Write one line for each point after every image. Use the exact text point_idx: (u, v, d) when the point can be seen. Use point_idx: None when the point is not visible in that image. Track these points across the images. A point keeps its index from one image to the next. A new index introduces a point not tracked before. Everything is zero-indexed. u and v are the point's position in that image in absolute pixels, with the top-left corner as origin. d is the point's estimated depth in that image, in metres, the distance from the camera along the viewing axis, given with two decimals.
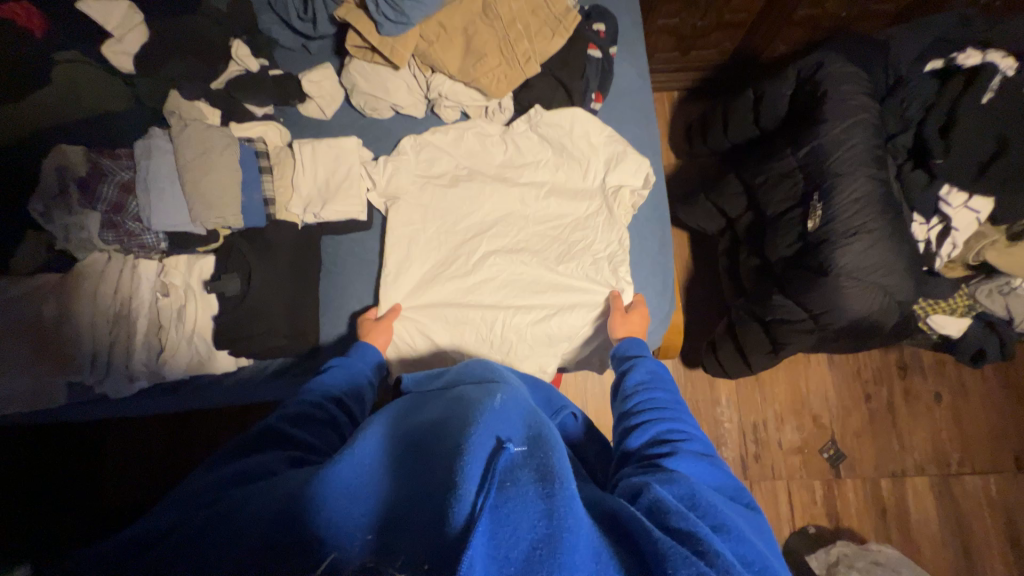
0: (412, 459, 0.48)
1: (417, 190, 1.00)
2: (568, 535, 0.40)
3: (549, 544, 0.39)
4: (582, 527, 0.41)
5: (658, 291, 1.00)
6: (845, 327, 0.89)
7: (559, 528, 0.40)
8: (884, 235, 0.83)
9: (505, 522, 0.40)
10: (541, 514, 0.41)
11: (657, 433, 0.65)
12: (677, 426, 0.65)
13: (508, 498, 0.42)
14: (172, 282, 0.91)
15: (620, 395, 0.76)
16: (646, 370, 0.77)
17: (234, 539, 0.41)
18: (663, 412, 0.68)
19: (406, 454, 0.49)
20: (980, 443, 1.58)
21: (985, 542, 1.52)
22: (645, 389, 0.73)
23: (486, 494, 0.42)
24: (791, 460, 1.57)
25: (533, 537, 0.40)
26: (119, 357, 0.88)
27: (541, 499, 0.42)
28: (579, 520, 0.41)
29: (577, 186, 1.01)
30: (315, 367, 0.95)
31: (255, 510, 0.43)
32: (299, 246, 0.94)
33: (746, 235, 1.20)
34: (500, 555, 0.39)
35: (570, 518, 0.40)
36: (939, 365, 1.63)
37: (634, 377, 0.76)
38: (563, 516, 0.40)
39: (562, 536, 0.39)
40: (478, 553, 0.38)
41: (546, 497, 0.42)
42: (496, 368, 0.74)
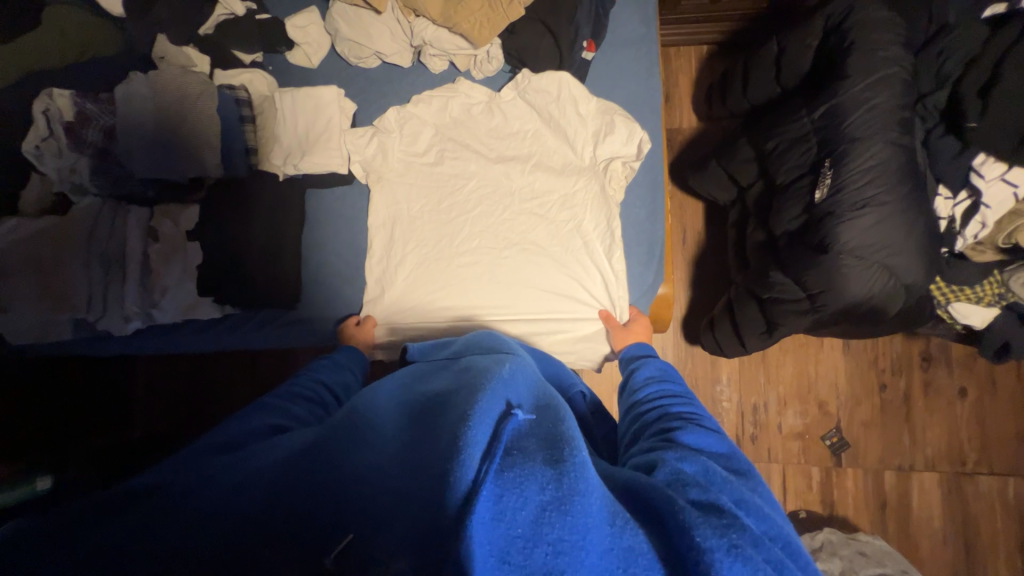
0: (420, 426, 0.47)
1: (403, 170, 0.98)
2: (580, 498, 0.37)
3: (560, 506, 0.36)
4: (596, 490, 0.39)
5: (642, 262, 0.94)
6: (844, 310, 0.82)
7: (570, 491, 0.37)
8: (897, 209, 0.74)
9: (512, 486, 0.37)
10: (549, 478, 0.39)
11: (665, 412, 0.64)
12: (691, 409, 0.64)
13: (514, 463, 0.40)
14: (162, 228, 0.92)
15: (627, 391, 0.75)
16: (656, 367, 0.77)
17: (239, 500, 0.41)
18: (675, 398, 0.67)
19: (415, 423, 0.48)
20: (1003, 444, 1.47)
21: (993, 544, 1.45)
22: (656, 382, 0.73)
23: (491, 460, 0.39)
24: (790, 445, 1.52)
25: (542, 499, 0.37)
26: (114, 298, 0.93)
27: (551, 464, 0.40)
28: (593, 483, 0.39)
29: (567, 159, 0.95)
30: (300, 317, 0.98)
31: (259, 478, 0.43)
32: (277, 200, 0.95)
33: (756, 207, 1.10)
34: (505, 520, 0.35)
35: (582, 482, 0.38)
36: (969, 359, 1.50)
37: (643, 373, 0.76)
38: (574, 478, 0.39)
39: (575, 498, 0.37)
40: (480, 520, 0.35)
41: (554, 462, 0.40)
42: (508, 342, 0.73)
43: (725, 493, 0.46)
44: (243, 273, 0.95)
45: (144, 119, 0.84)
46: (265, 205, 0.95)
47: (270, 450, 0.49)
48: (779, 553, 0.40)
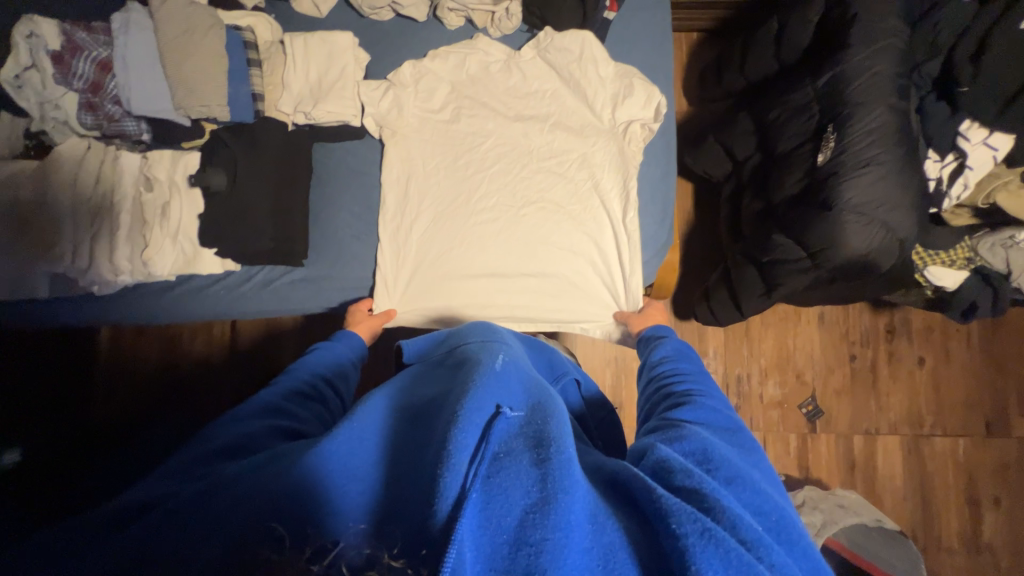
0: (412, 432, 0.47)
1: (418, 126, 0.97)
2: (563, 497, 0.38)
3: (543, 508, 0.37)
4: (579, 489, 0.40)
5: (657, 220, 0.97)
6: (841, 267, 0.88)
7: (553, 491, 0.38)
8: (893, 168, 0.81)
9: (497, 492, 0.39)
10: (534, 481, 0.39)
11: (671, 395, 0.66)
12: (696, 388, 0.65)
13: (502, 467, 0.40)
14: (155, 176, 0.88)
15: (645, 371, 0.77)
16: (671, 349, 0.78)
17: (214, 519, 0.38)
18: (685, 379, 0.69)
19: (411, 428, 0.48)
20: (955, 408, 1.60)
21: (945, 498, 1.58)
22: (669, 364, 0.74)
23: (478, 463, 0.40)
24: (770, 413, 1.60)
25: (526, 503, 0.38)
26: (99, 248, 0.85)
27: (536, 466, 0.41)
28: (576, 482, 0.40)
29: (586, 120, 0.97)
30: (318, 275, 0.97)
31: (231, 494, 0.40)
32: (289, 146, 0.91)
33: (752, 180, 1.13)
34: (491, 525, 0.37)
35: (566, 482, 0.39)
36: (926, 331, 1.62)
37: (658, 355, 0.77)
38: (559, 478, 0.39)
39: (557, 498, 0.38)
40: (468, 527, 0.36)
41: (539, 463, 0.41)
42: (501, 331, 0.72)
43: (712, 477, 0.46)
44: (248, 224, 0.88)
45: (145, 50, 0.80)
46: (270, 160, 0.89)
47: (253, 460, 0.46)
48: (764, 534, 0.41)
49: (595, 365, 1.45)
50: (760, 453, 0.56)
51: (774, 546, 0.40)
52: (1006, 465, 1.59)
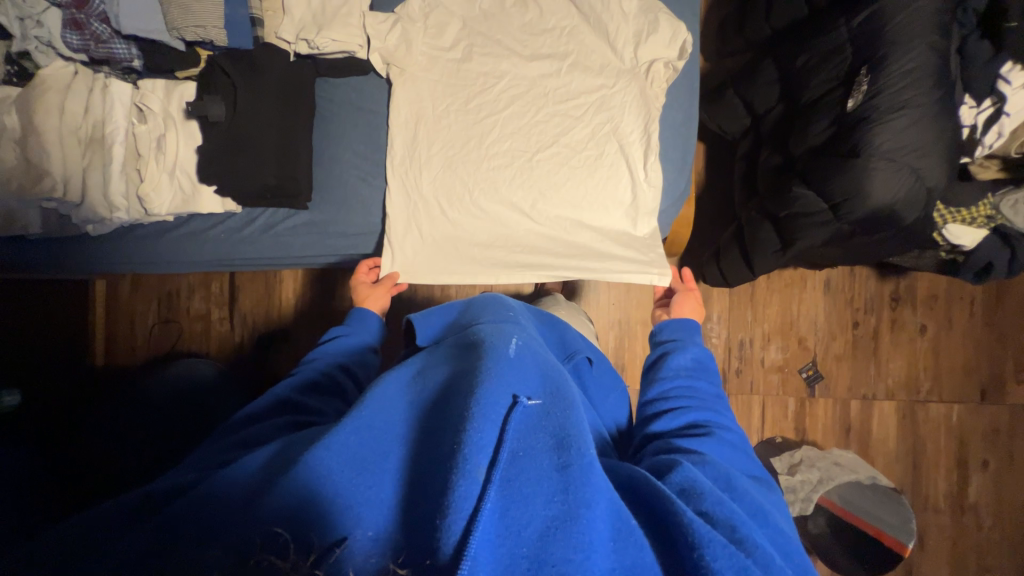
0: (425, 424, 0.46)
1: (427, 65, 0.92)
2: (585, 512, 0.38)
3: (565, 523, 0.37)
4: (601, 502, 0.40)
5: (677, 165, 0.94)
6: (863, 219, 0.86)
7: (575, 503, 0.38)
8: (929, 112, 0.79)
9: (517, 499, 0.38)
10: (556, 489, 0.39)
11: (686, 416, 0.63)
12: (711, 417, 0.63)
13: (520, 470, 0.40)
14: (148, 107, 0.84)
15: (651, 376, 0.72)
16: (690, 357, 0.73)
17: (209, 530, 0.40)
18: (702, 402, 0.66)
19: (425, 419, 0.46)
20: (953, 374, 1.59)
21: (935, 462, 1.58)
22: (685, 375, 0.70)
23: (496, 467, 0.39)
24: (770, 377, 1.57)
25: (547, 515, 0.38)
26: (92, 178, 0.81)
27: (557, 471, 0.40)
28: (598, 492, 0.40)
29: (606, 61, 0.92)
30: (322, 222, 0.94)
31: (222, 494, 0.43)
32: (289, 77, 0.86)
33: (771, 133, 1.07)
34: (510, 533, 0.37)
35: (587, 493, 0.39)
36: (931, 299, 1.58)
37: (676, 360, 0.72)
38: (580, 489, 0.39)
39: (579, 513, 0.38)
40: (486, 538, 0.36)
41: (561, 468, 0.40)
42: (513, 306, 0.70)
43: (734, 503, 0.48)
44: (249, 157, 0.84)
45: None
46: (273, 92, 0.85)
47: (272, 454, 0.48)
48: (786, 567, 0.42)
49: (600, 327, 1.42)
50: (772, 488, 0.59)
51: None
52: (997, 430, 1.59)
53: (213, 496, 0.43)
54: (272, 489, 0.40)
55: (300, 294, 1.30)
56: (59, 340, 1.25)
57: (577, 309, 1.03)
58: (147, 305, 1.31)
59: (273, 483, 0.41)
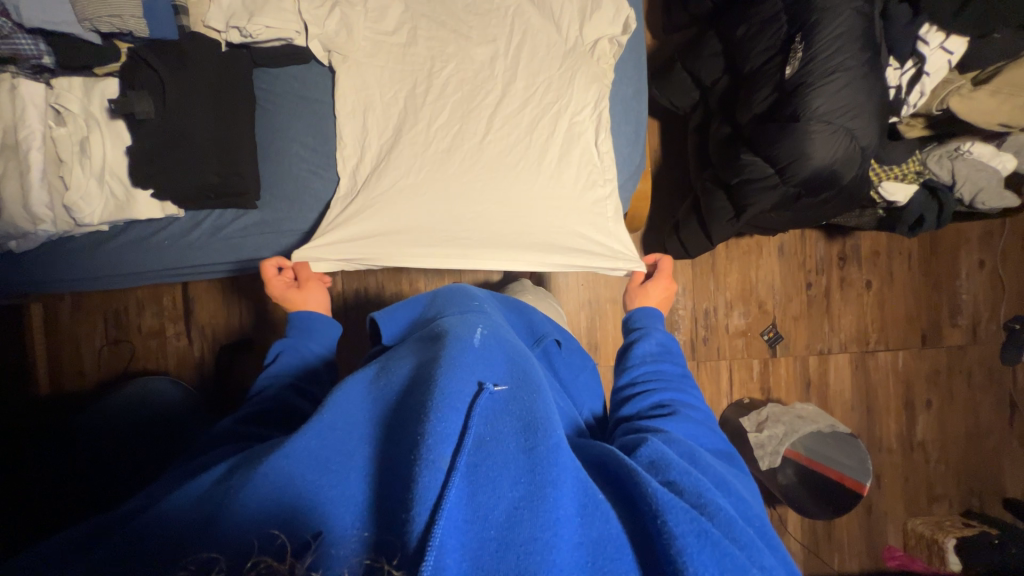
0: (390, 419, 0.45)
1: (371, 51, 0.90)
2: (551, 491, 0.39)
3: (532, 502, 0.38)
4: (567, 479, 0.40)
5: (631, 139, 0.96)
6: (807, 180, 0.90)
7: (542, 482, 0.39)
8: (858, 73, 0.84)
9: (484, 483, 0.39)
10: (523, 471, 0.40)
11: (652, 400, 0.62)
12: (677, 397, 0.62)
13: (487, 455, 0.40)
14: (67, 108, 0.77)
15: (619, 364, 0.71)
16: (655, 341, 0.71)
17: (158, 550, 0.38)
18: (669, 383, 0.65)
19: (390, 417, 0.45)
20: (897, 324, 1.71)
21: (886, 405, 1.70)
22: (650, 362, 0.68)
23: (460, 454, 0.39)
24: (735, 342, 1.64)
25: (514, 496, 0.38)
26: (9, 189, 0.75)
27: (524, 453, 0.41)
28: (564, 470, 0.40)
29: (551, 40, 0.92)
30: (274, 221, 0.90)
31: (169, 509, 0.42)
32: (221, 68, 0.82)
33: (721, 104, 1.10)
34: (477, 517, 0.37)
35: (554, 472, 0.40)
36: (874, 256, 1.69)
37: (642, 346, 0.70)
38: (546, 469, 0.40)
39: (546, 491, 0.39)
40: (453, 525, 0.36)
41: (528, 450, 0.41)
42: (478, 296, 0.70)
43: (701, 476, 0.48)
44: (187, 154, 0.79)
45: None
46: (206, 83, 0.80)
47: (230, 467, 0.45)
48: (747, 528, 0.43)
49: (570, 308, 1.44)
50: (738, 463, 0.58)
51: (761, 548, 0.42)
52: (938, 371, 1.73)
53: (169, 511, 0.41)
54: (236, 499, 0.40)
55: (260, 299, 1.24)
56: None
57: (544, 292, 1.03)
58: (91, 325, 1.22)
59: (236, 493, 0.40)
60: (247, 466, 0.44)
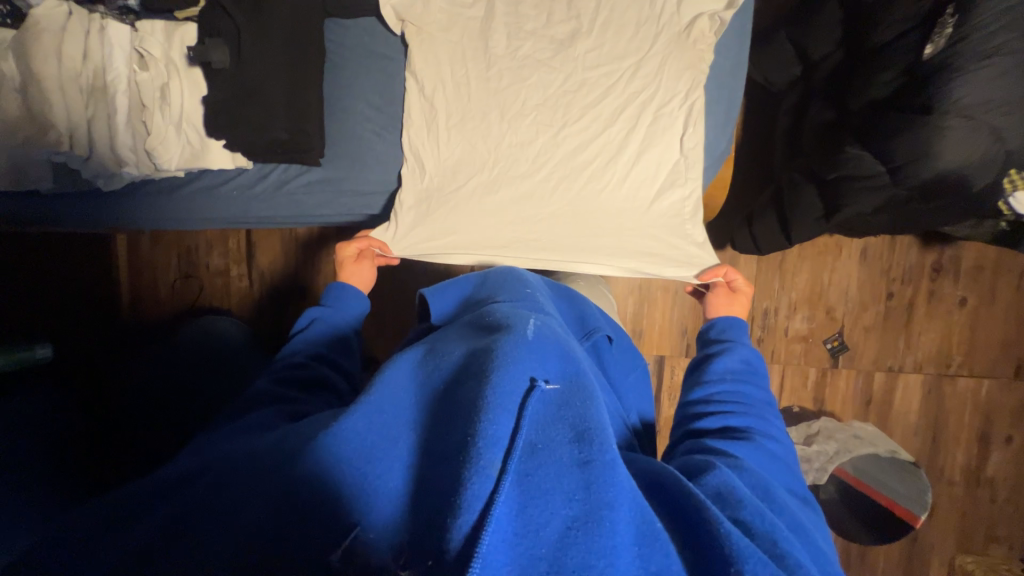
0: (434, 409, 0.44)
1: (447, 24, 0.85)
2: (608, 513, 0.36)
3: (587, 524, 0.35)
4: (624, 502, 0.38)
5: (719, 123, 0.87)
6: (926, 184, 0.78)
7: (597, 503, 0.36)
8: (1023, 59, 0.71)
9: (535, 495, 0.37)
10: (577, 487, 0.37)
11: (724, 425, 0.57)
12: (753, 423, 0.57)
13: (540, 464, 0.38)
14: (149, 53, 0.78)
15: (694, 377, 0.66)
16: (739, 358, 0.66)
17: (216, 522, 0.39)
18: (746, 408, 0.59)
19: (437, 408, 0.44)
20: (988, 349, 1.52)
21: (956, 435, 1.55)
22: (730, 381, 0.63)
23: (511, 459, 0.37)
24: (793, 347, 1.52)
25: (567, 514, 0.36)
26: (98, 130, 0.79)
27: (577, 466, 0.38)
28: (621, 492, 0.38)
29: (642, 14, 0.84)
30: (334, 181, 0.90)
31: (222, 473, 0.43)
32: (296, 20, 0.80)
33: (827, 85, 0.96)
34: (527, 531, 0.35)
35: (609, 494, 0.37)
36: (975, 270, 1.49)
37: (722, 363, 0.65)
38: (601, 488, 0.37)
39: (601, 513, 0.36)
40: (502, 535, 0.34)
41: (582, 464, 0.38)
42: (531, 282, 0.66)
43: (773, 515, 0.45)
44: (261, 108, 0.80)
45: None
46: (279, 35, 0.79)
47: (281, 436, 0.46)
48: None
49: (618, 293, 1.38)
50: (813, 506, 0.53)
51: None
52: None
53: (222, 472, 0.43)
54: (287, 471, 0.41)
55: (317, 252, 1.29)
56: (85, 295, 1.27)
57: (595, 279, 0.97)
58: (164, 263, 1.31)
59: (286, 469, 0.41)
60: (297, 440, 0.44)
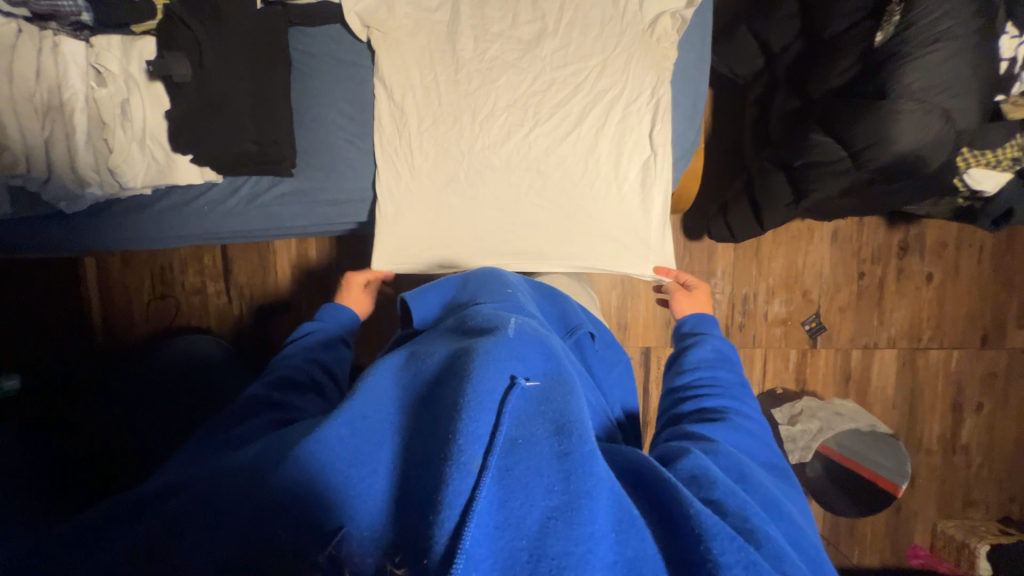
0: (415, 413, 0.44)
1: (413, 30, 0.85)
2: (586, 502, 0.36)
3: (566, 513, 0.36)
4: (603, 492, 0.38)
5: (686, 117, 0.89)
6: (884, 168, 0.82)
7: (576, 492, 0.37)
8: (966, 44, 0.75)
9: (516, 489, 0.37)
10: (556, 478, 0.38)
11: (700, 410, 0.59)
12: (730, 404, 0.59)
13: (519, 459, 0.38)
14: (107, 69, 0.76)
15: (672, 369, 0.68)
16: (711, 347, 0.68)
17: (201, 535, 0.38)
18: (721, 391, 0.61)
19: (419, 411, 0.44)
20: (955, 322, 1.59)
21: (931, 406, 1.61)
22: (705, 368, 0.65)
23: (492, 454, 0.38)
24: (773, 331, 1.56)
25: (547, 505, 0.36)
26: (57, 151, 0.76)
27: (557, 458, 0.38)
28: (599, 481, 0.38)
29: (606, 14, 0.85)
30: (308, 190, 0.89)
31: (204, 487, 0.42)
32: (260, 30, 0.79)
33: (788, 75, 0.99)
34: (508, 524, 0.36)
35: (589, 483, 0.37)
36: (940, 246, 1.55)
37: (696, 353, 0.67)
38: (580, 479, 0.37)
39: (581, 503, 0.36)
40: (484, 529, 0.35)
41: (561, 455, 0.39)
42: (512, 282, 0.67)
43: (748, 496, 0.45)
44: (227, 119, 0.78)
45: None
46: (242, 47, 0.78)
47: (264, 446, 0.45)
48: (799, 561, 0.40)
49: (601, 288, 1.40)
50: (790, 478, 0.54)
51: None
52: (994, 375, 1.62)
53: (204, 487, 0.42)
54: (270, 480, 0.40)
55: (297, 263, 1.27)
56: (53, 320, 1.22)
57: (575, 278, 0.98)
58: (137, 283, 1.27)
59: (268, 478, 0.40)
60: (281, 448, 0.44)
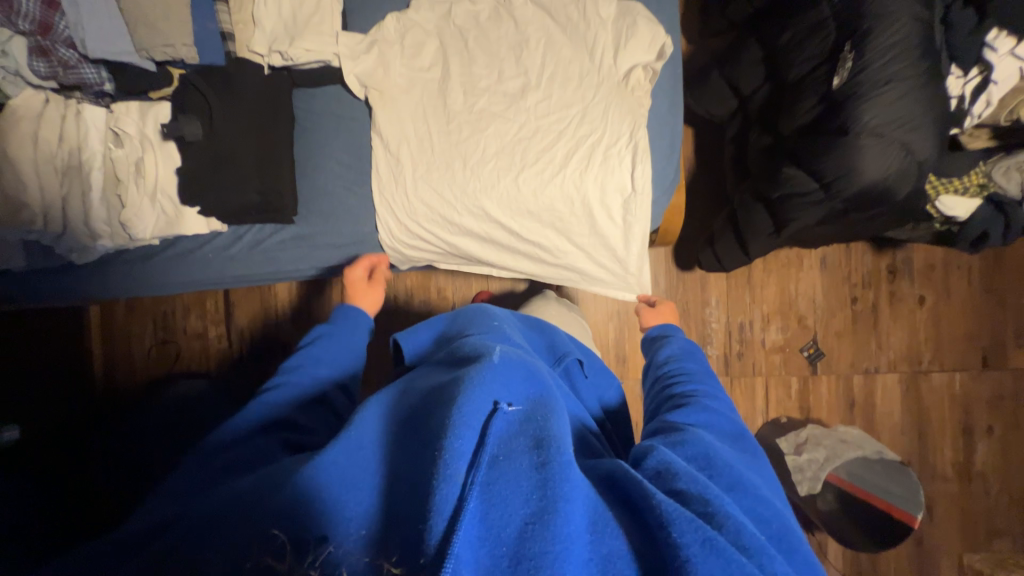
0: (401, 438, 0.45)
1: (407, 86, 0.93)
2: (563, 505, 0.37)
3: (543, 517, 0.36)
4: (578, 496, 0.39)
5: (664, 155, 0.95)
6: (856, 195, 0.86)
7: (553, 497, 0.38)
8: (917, 83, 0.80)
9: (496, 500, 0.37)
10: (534, 488, 0.38)
11: (669, 395, 0.64)
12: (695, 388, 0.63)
13: (501, 473, 0.39)
14: (125, 130, 0.82)
15: (647, 374, 0.74)
16: (676, 347, 0.75)
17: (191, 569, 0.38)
18: (686, 378, 0.66)
19: (405, 436, 0.45)
20: (954, 344, 1.59)
21: (940, 431, 1.58)
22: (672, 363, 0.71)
23: (478, 470, 0.39)
24: (772, 358, 1.56)
25: (526, 512, 0.37)
26: (73, 208, 0.81)
27: (535, 470, 0.39)
28: (575, 487, 0.39)
29: (584, 68, 0.92)
30: (308, 233, 0.93)
31: (197, 520, 0.42)
32: (266, 92, 0.86)
33: (760, 114, 1.06)
34: (490, 536, 0.36)
35: (565, 488, 0.38)
36: (928, 269, 1.58)
37: (662, 354, 0.74)
38: (557, 485, 0.38)
39: (558, 506, 0.37)
40: (468, 538, 0.35)
41: (540, 466, 0.40)
42: (499, 315, 0.69)
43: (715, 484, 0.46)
44: (233, 170, 0.84)
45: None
46: (249, 108, 0.85)
47: (257, 479, 0.46)
48: (776, 554, 0.41)
49: (597, 320, 1.41)
50: (761, 458, 0.56)
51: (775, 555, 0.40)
52: (1001, 397, 1.60)
53: (197, 521, 0.42)
54: (264, 508, 0.40)
55: (297, 305, 1.30)
56: (56, 367, 1.24)
57: (567, 309, 1.01)
58: (142, 328, 1.30)
59: (263, 507, 0.41)
60: (276, 480, 0.44)
